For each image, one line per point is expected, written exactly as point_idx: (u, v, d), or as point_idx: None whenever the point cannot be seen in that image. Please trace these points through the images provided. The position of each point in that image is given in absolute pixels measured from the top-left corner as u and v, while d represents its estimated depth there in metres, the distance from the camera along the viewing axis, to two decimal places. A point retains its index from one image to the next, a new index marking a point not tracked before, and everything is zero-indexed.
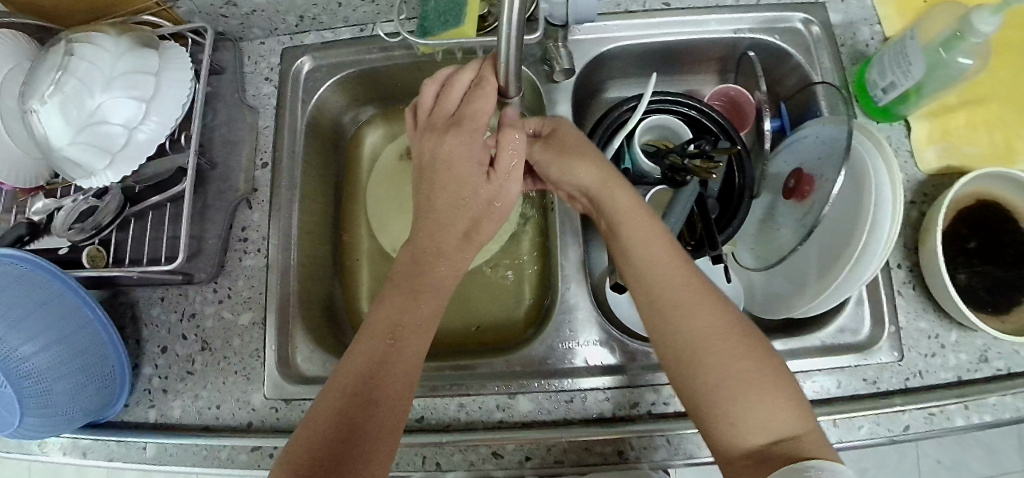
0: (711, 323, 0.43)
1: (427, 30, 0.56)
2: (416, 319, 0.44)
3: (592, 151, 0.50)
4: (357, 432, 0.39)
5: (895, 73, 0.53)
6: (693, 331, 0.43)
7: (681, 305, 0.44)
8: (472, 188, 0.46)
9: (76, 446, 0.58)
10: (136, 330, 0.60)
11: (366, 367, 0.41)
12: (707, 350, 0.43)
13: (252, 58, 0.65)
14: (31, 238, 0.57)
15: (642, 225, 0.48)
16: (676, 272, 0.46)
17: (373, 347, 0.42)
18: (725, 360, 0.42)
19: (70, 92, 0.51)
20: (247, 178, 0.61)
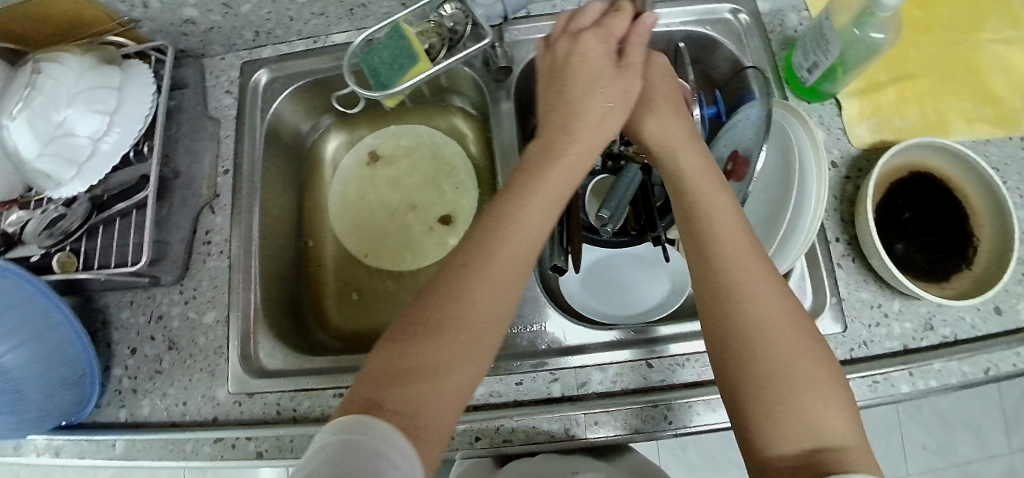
0: (786, 309, 0.39)
1: (383, 82, 0.55)
2: (486, 271, 0.40)
3: (680, 105, 0.50)
4: (410, 370, 0.36)
5: (817, 52, 0.56)
6: (767, 311, 0.38)
7: (750, 283, 0.40)
8: (604, 78, 0.48)
9: (50, 446, 0.60)
10: (107, 333, 0.62)
11: (429, 314, 0.38)
12: (775, 338, 0.38)
13: (213, 73, 0.68)
14: (5, 248, 0.60)
15: (713, 195, 0.44)
16: (748, 247, 0.42)
17: (449, 284, 0.39)
18: (793, 353, 0.37)
19: (38, 106, 0.54)
20: (210, 184, 0.64)
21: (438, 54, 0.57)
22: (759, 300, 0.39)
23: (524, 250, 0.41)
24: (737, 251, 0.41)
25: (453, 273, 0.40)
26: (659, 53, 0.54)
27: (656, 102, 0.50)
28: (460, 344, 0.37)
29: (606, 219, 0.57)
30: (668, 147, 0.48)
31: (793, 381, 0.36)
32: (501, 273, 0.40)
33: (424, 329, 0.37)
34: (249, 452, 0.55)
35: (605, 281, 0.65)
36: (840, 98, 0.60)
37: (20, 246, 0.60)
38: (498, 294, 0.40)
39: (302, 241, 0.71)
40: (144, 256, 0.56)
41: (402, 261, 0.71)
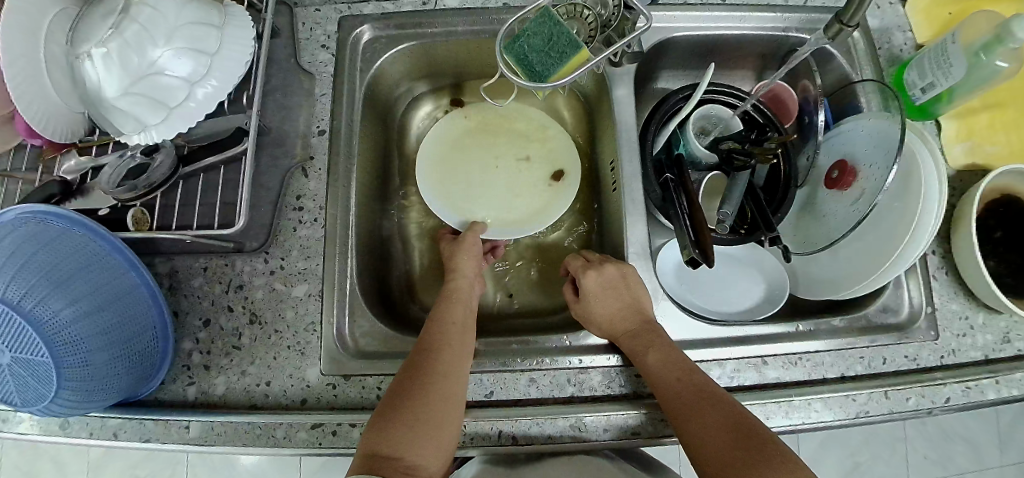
0: (685, 394, 0.48)
1: (541, 73, 0.53)
2: (442, 374, 0.49)
3: (606, 292, 0.56)
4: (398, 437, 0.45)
5: (935, 74, 0.59)
6: (667, 392, 0.49)
7: (657, 374, 0.50)
8: (463, 297, 0.58)
9: (105, 426, 0.53)
10: (176, 302, 0.56)
11: (392, 409, 0.47)
12: (681, 415, 0.47)
13: (307, 24, 0.63)
14: (62, 198, 0.53)
15: (642, 334, 0.53)
16: (674, 364, 0.50)
17: (411, 372, 0.50)
18: (692, 421, 0.47)
19: (131, 38, 0.46)
20: (303, 144, 0.59)
21: (585, 39, 0.57)
22: (661, 387, 0.49)
23: (456, 338, 0.53)
24: (651, 358, 0.51)
25: (415, 360, 0.51)
26: (582, 265, 0.60)
27: (598, 308, 0.56)
28: (436, 408, 0.47)
29: (725, 214, 0.60)
30: (614, 334, 0.55)
31: (712, 447, 0.45)
32: (445, 373, 0.49)
33: (395, 407, 0.47)
34: (353, 441, 0.51)
35: (700, 278, 0.67)
36: (941, 121, 0.64)
37: (78, 197, 0.54)
38: (459, 366, 0.51)
39: (383, 215, 0.67)
40: (243, 217, 0.50)
41: (512, 220, 0.65)
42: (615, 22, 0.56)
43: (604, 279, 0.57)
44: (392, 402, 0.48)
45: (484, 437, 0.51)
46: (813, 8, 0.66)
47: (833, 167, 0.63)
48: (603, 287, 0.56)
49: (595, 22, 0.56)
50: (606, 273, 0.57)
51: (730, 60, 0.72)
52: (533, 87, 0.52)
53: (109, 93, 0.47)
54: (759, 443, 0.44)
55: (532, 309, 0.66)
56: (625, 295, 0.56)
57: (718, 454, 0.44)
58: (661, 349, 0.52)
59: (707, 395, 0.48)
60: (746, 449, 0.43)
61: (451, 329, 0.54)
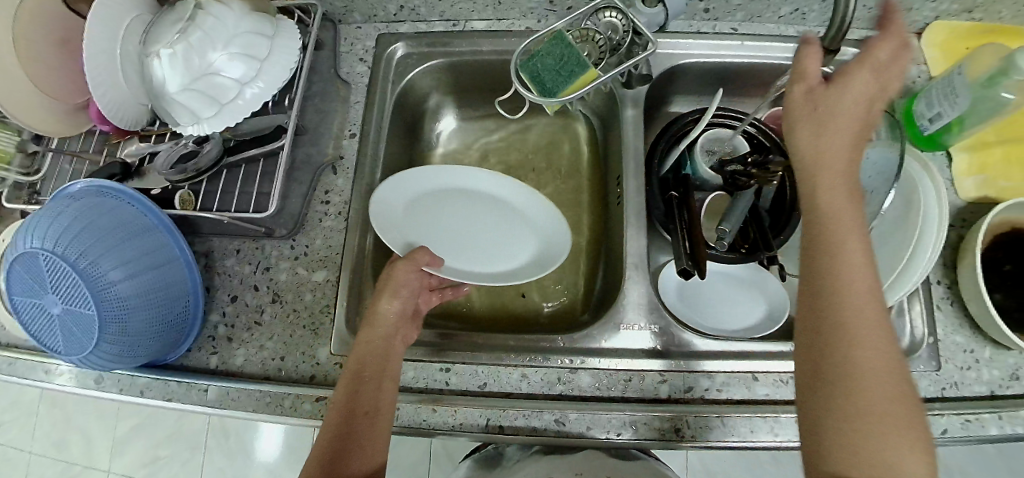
0: (871, 330, 0.36)
1: (551, 89, 0.58)
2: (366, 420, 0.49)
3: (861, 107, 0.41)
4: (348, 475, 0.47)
5: (943, 105, 0.61)
6: (852, 301, 0.37)
7: (854, 295, 0.37)
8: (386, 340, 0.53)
9: (135, 384, 0.59)
10: (209, 278, 0.62)
11: (327, 456, 0.47)
12: (846, 334, 0.36)
13: (348, 40, 0.70)
14: (122, 178, 0.60)
15: (829, 136, 0.40)
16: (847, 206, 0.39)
17: (339, 419, 0.48)
18: (864, 350, 0.36)
19: (195, 41, 0.53)
20: (335, 144, 0.65)
21: (596, 60, 0.61)
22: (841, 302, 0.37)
23: (376, 374, 0.51)
24: (854, 266, 0.37)
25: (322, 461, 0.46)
26: (811, 51, 0.41)
27: (824, 116, 0.41)
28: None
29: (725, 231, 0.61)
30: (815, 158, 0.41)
31: (871, 406, 0.35)
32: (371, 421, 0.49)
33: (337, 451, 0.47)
34: None
35: (702, 297, 0.66)
36: (953, 151, 0.65)
37: (136, 178, 0.61)
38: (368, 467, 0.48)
39: None
40: (274, 204, 0.56)
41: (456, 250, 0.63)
42: (625, 46, 0.60)
43: (866, 79, 0.41)
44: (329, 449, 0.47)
45: (473, 424, 0.54)
46: None
47: None
48: (869, 97, 0.41)
49: (605, 44, 0.60)
50: (841, 133, 0.40)
51: (746, 89, 0.74)
52: (543, 101, 0.56)
53: (171, 88, 0.54)
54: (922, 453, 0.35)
55: (529, 314, 0.69)
56: (867, 109, 0.41)
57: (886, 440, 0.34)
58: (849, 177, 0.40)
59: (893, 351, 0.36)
60: (907, 429, 0.35)
61: (362, 431, 0.48)
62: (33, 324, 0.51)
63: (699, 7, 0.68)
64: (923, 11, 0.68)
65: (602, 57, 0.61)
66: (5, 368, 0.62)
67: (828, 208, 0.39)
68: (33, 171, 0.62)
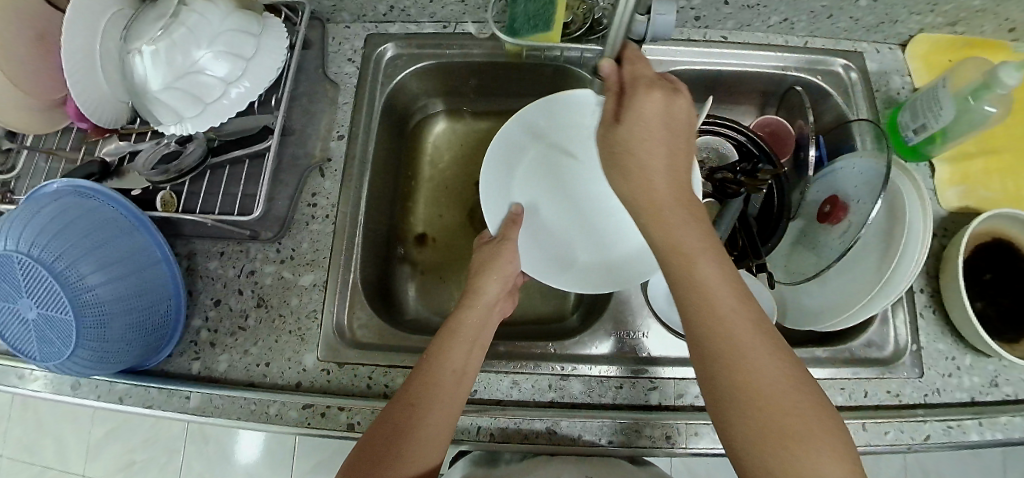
0: (756, 357, 0.40)
1: (516, 30, 0.61)
2: (438, 392, 0.47)
3: (678, 139, 0.46)
4: (407, 449, 0.45)
5: (927, 116, 0.62)
6: (733, 334, 0.40)
7: (732, 325, 0.40)
8: (484, 313, 0.55)
9: (113, 391, 0.57)
10: (191, 281, 0.60)
11: (393, 423, 0.46)
12: (733, 368, 0.40)
13: (336, 39, 0.69)
14: (100, 177, 0.58)
15: (653, 154, 0.45)
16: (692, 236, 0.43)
17: (410, 388, 0.48)
18: (751, 377, 0.39)
19: (178, 39, 0.52)
20: (322, 146, 0.64)
21: (575, 29, 0.62)
22: (722, 338, 0.40)
23: (462, 349, 0.51)
24: (723, 301, 0.41)
25: (399, 408, 0.47)
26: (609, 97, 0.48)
27: (644, 155, 0.45)
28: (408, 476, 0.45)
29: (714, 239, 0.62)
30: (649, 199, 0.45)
31: (761, 409, 0.38)
32: (446, 393, 0.48)
33: (402, 421, 0.46)
34: (339, 423, 0.54)
35: None
36: (935, 162, 0.67)
37: (115, 177, 0.59)
38: (442, 423, 0.47)
39: (391, 218, 0.71)
40: (260, 207, 0.55)
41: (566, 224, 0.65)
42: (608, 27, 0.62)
43: (668, 111, 0.46)
44: (393, 420, 0.47)
45: (463, 432, 0.53)
46: (809, 50, 0.71)
47: (829, 201, 0.64)
48: (669, 124, 0.46)
49: (592, 18, 0.62)
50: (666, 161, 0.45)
51: (731, 95, 0.76)
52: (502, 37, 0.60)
53: (153, 86, 0.53)
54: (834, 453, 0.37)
55: (520, 318, 0.69)
56: (674, 138, 0.46)
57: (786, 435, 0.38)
58: (688, 210, 0.44)
59: (781, 364, 0.40)
60: (795, 411, 0.38)
61: (435, 398, 0.47)
62: (5, 327, 0.49)
63: (690, 15, 0.68)
64: (907, 24, 0.69)
65: (582, 30, 0.62)
66: None
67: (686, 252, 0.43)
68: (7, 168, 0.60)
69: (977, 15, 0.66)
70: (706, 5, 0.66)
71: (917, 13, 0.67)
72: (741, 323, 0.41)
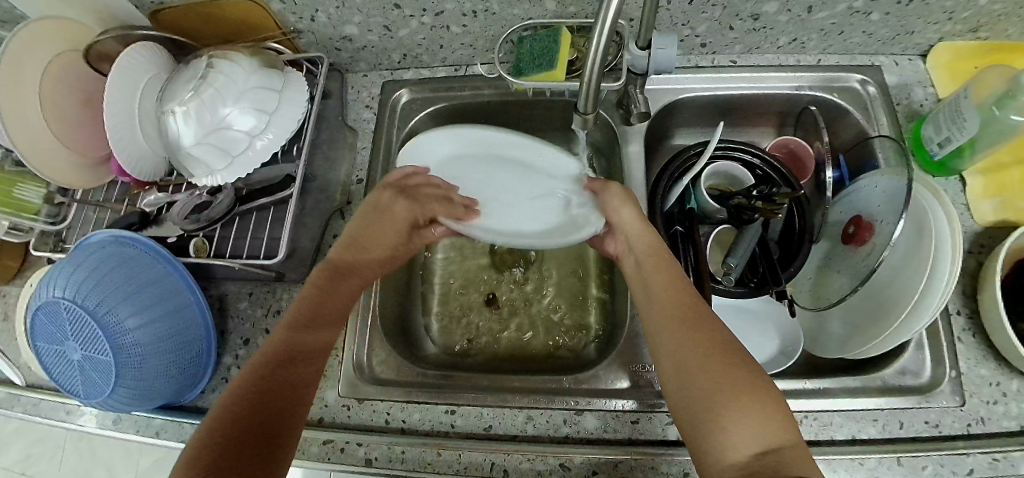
0: (684, 319, 0.46)
1: (522, 70, 0.63)
2: (286, 350, 0.46)
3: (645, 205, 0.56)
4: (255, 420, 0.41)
5: (951, 129, 0.60)
6: (661, 309, 0.48)
7: (664, 296, 0.48)
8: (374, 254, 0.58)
9: (152, 426, 0.61)
10: (223, 321, 0.64)
11: (254, 393, 0.42)
12: (674, 340, 0.45)
13: (355, 88, 0.73)
14: (140, 226, 0.63)
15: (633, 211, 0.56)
16: (653, 249, 0.53)
17: (272, 345, 0.45)
18: (684, 332, 0.45)
19: (207, 99, 0.56)
20: (343, 190, 0.67)
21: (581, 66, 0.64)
22: (653, 312, 0.48)
23: (326, 313, 0.50)
24: (655, 282, 0.50)
25: (286, 336, 0.46)
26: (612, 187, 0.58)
27: (627, 212, 0.56)
28: (270, 415, 0.42)
29: (730, 266, 0.60)
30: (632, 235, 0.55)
31: (702, 382, 0.42)
32: (284, 349, 0.46)
33: (256, 374, 0.43)
34: (357, 459, 0.55)
35: None
36: (966, 176, 0.64)
37: (154, 226, 0.63)
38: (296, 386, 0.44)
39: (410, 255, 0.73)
40: (283, 251, 0.58)
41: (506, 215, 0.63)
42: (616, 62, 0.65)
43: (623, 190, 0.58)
44: (268, 387, 0.43)
45: (477, 468, 0.54)
46: (823, 68, 0.70)
47: (854, 222, 0.62)
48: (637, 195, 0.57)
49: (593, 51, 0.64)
50: (626, 214, 0.56)
51: (746, 119, 0.75)
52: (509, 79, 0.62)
53: (186, 142, 0.57)
54: (763, 397, 0.40)
55: (538, 349, 0.69)
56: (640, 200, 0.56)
57: (721, 402, 0.40)
58: (640, 233, 0.54)
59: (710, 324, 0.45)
60: (733, 383, 0.41)
61: (292, 360, 0.45)
62: (54, 369, 0.54)
63: (695, 42, 0.68)
64: (925, 34, 0.67)
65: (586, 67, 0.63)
66: (31, 408, 0.65)
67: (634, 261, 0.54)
68: (60, 220, 0.66)
69: (999, 21, 0.64)
70: (711, 32, 0.66)
71: (934, 23, 0.65)
72: (689, 310, 0.46)
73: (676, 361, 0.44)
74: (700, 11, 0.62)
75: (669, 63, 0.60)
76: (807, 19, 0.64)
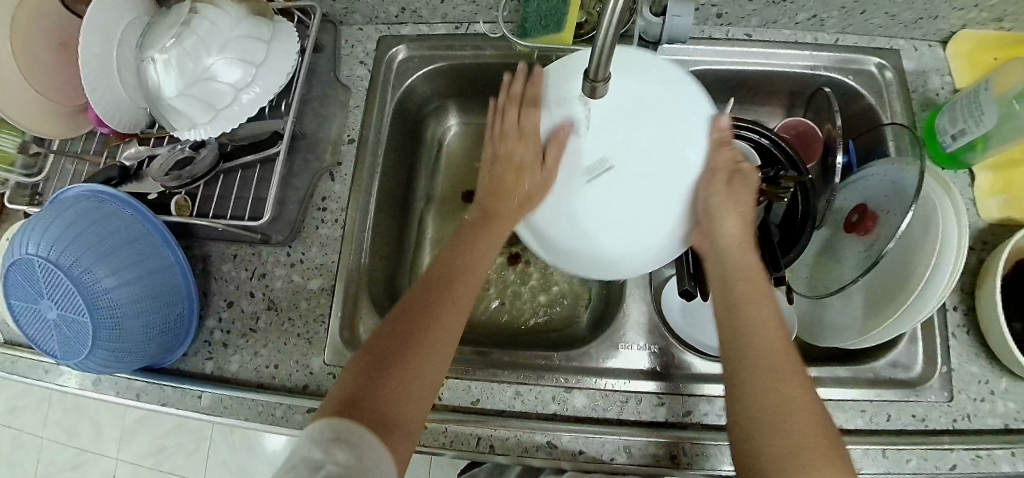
0: (776, 367, 0.42)
1: (528, 29, 0.60)
2: (424, 338, 0.44)
3: (749, 206, 0.49)
4: (388, 394, 0.40)
5: (966, 122, 0.58)
6: (754, 341, 0.44)
7: (757, 331, 0.44)
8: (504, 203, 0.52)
9: (131, 387, 0.60)
10: (206, 282, 0.62)
11: (367, 369, 0.41)
12: (762, 371, 0.42)
13: (348, 42, 0.69)
14: (119, 181, 0.60)
15: (734, 217, 0.48)
16: (747, 267, 0.48)
17: (400, 320, 0.45)
18: (776, 381, 0.42)
19: (189, 47, 0.52)
20: (333, 150, 0.64)
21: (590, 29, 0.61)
22: (745, 340, 0.44)
23: (462, 286, 0.48)
24: (749, 313, 0.46)
25: (400, 321, 0.44)
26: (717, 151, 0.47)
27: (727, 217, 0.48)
28: (401, 389, 0.41)
29: None
30: (732, 246, 0.48)
31: (785, 433, 0.39)
32: (417, 335, 0.44)
33: (381, 361, 0.42)
34: None
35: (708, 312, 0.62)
36: (975, 171, 0.62)
37: (134, 181, 0.60)
38: (429, 372, 0.43)
39: (402, 222, 0.70)
40: (269, 212, 0.55)
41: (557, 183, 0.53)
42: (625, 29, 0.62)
43: (733, 190, 0.48)
44: (383, 360, 0.42)
45: (463, 442, 0.53)
46: (841, 48, 0.66)
47: (859, 210, 0.60)
48: (746, 197, 0.49)
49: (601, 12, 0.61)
50: (728, 221, 0.48)
51: (755, 97, 0.72)
52: (514, 39, 0.59)
53: (166, 93, 0.53)
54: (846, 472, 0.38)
55: (530, 324, 0.68)
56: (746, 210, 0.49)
57: (801, 456, 0.38)
58: (737, 251, 0.48)
59: (801, 378, 0.42)
60: (815, 448, 0.38)
61: (417, 338, 0.43)
62: (28, 325, 0.52)
63: (711, 12, 0.65)
64: (948, 19, 0.64)
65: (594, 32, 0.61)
66: (7, 364, 0.63)
67: (720, 276, 0.49)
68: (34, 170, 0.63)
69: None
70: (729, 2, 0.63)
71: (959, 8, 0.62)
72: (785, 360, 0.43)
73: (755, 404, 0.41)
74: None
75: (684, 33, 0.56)
76: None
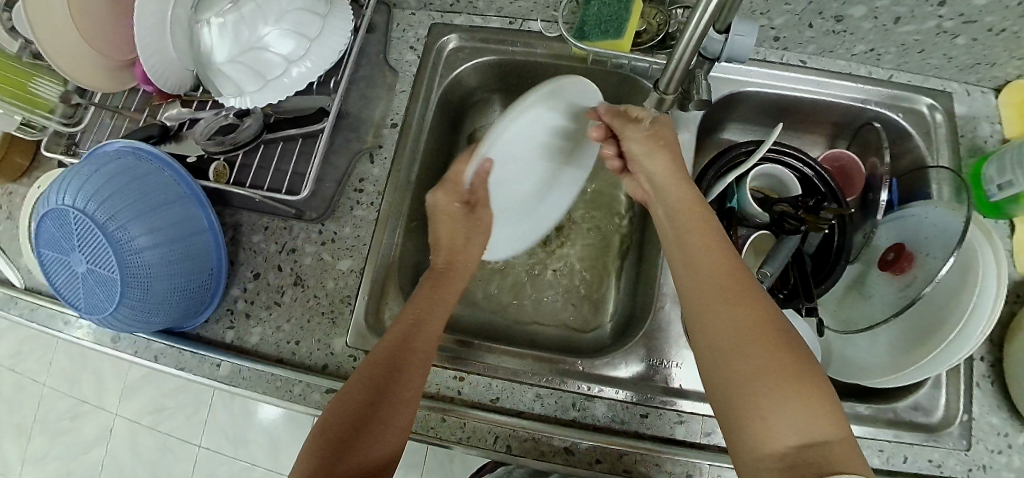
0: (724, 295, 0.44)
1: (585, 33, 0.60)
2: (393, 384, 0.46)
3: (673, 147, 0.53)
4: (360, 450, 0.43)
5: (1015, 173, 0.57)
6: (702, 269, 0.47)
7: (703, 263, 0.47)
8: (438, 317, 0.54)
9: (150, 349, 0.59)
10: (235, 252, 0.62)
11: (341, 433, 0.43)
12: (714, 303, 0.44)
13: (400, 25, 0.68)
14: (159, 141, 0.60)
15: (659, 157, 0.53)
16: (684, 201, 0.51)
17: (367, 381, 0.46)
18: (721, 309, 0.44)
19: (246, 14, 0.52)
20: (375, 133, 0.64)
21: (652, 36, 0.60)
22: (694, 273, 0.47)
23: (423, 350, 0.49)
24: (695, 247, 0.48)
25: (367, 379, 0.46)
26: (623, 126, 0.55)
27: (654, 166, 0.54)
28: (374, 440, 0.44)
29: (766, 274, 0.59)
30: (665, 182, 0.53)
31: (748, 361, 0.41)
32: (378, 386, 0.46)
33: (349, 418, 0.44)
34: None
35: None
36: (1017, 222, 0.61)
37: (173, 142, 0.60)
38: (401, 417, 0.46)
39: None
40: (309, 188, 0.55)
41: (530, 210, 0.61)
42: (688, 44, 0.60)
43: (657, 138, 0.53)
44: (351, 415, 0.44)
45: (481, 438, 0.53)
46: (893, 85, 0.66)
47: (896, 249, 0.60)
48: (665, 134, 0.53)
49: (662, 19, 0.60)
50: (653, 163, 0.53)
51: (801, 124, 0.72)
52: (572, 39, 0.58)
53: (218, 58, 0.53)
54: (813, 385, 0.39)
55: (552, 326, 0.68)
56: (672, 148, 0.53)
57: (766, 384, 0.39)
58: (672, 186, 0.52)
59: (746, 295, 0.44)
60: (779, 368, 0.40)
61: (386, 397, 0.45)
62: (57, 277, 0.51)
63: (769, 34, 0.64)
64: (1005, 68, 0.63)
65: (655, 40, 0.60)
66: (27, 312, 0.63)
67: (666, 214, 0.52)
68: (73, 121, 0.62)
69: None
70: (788, 27, 0.62)
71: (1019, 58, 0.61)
72: (738, 282, 0.45)
73: (712, 341, 0.43)
74: (782, 2, 0.58)
75: (743, 53, 0.55)
76: (892, 29, 0.60)
